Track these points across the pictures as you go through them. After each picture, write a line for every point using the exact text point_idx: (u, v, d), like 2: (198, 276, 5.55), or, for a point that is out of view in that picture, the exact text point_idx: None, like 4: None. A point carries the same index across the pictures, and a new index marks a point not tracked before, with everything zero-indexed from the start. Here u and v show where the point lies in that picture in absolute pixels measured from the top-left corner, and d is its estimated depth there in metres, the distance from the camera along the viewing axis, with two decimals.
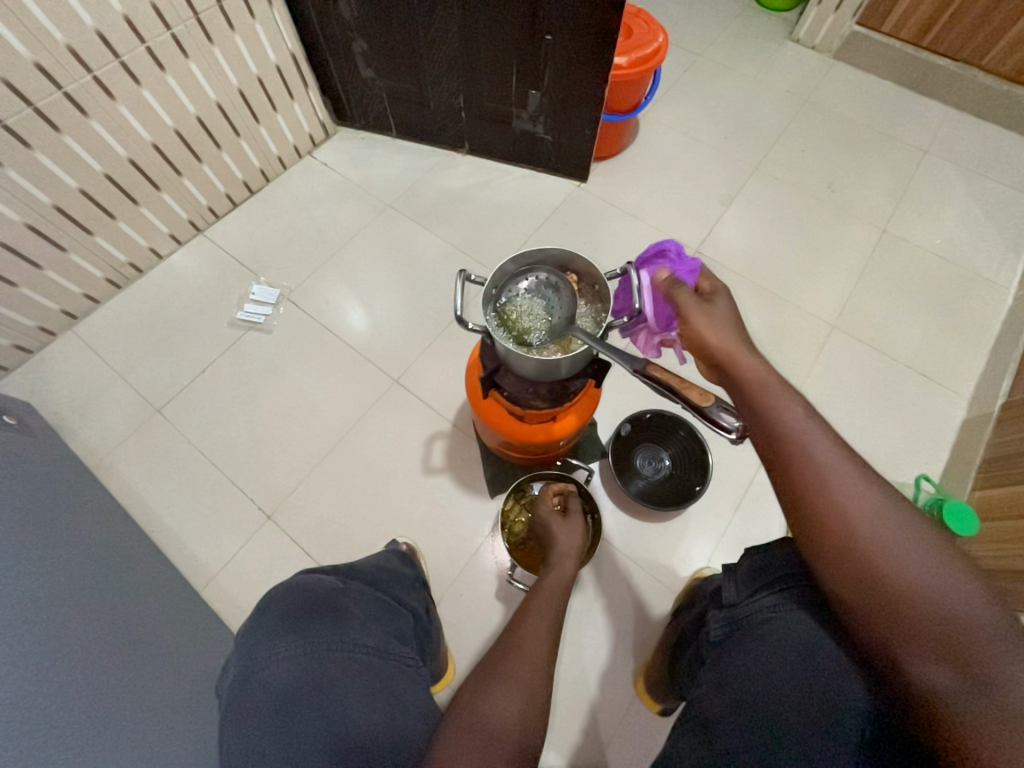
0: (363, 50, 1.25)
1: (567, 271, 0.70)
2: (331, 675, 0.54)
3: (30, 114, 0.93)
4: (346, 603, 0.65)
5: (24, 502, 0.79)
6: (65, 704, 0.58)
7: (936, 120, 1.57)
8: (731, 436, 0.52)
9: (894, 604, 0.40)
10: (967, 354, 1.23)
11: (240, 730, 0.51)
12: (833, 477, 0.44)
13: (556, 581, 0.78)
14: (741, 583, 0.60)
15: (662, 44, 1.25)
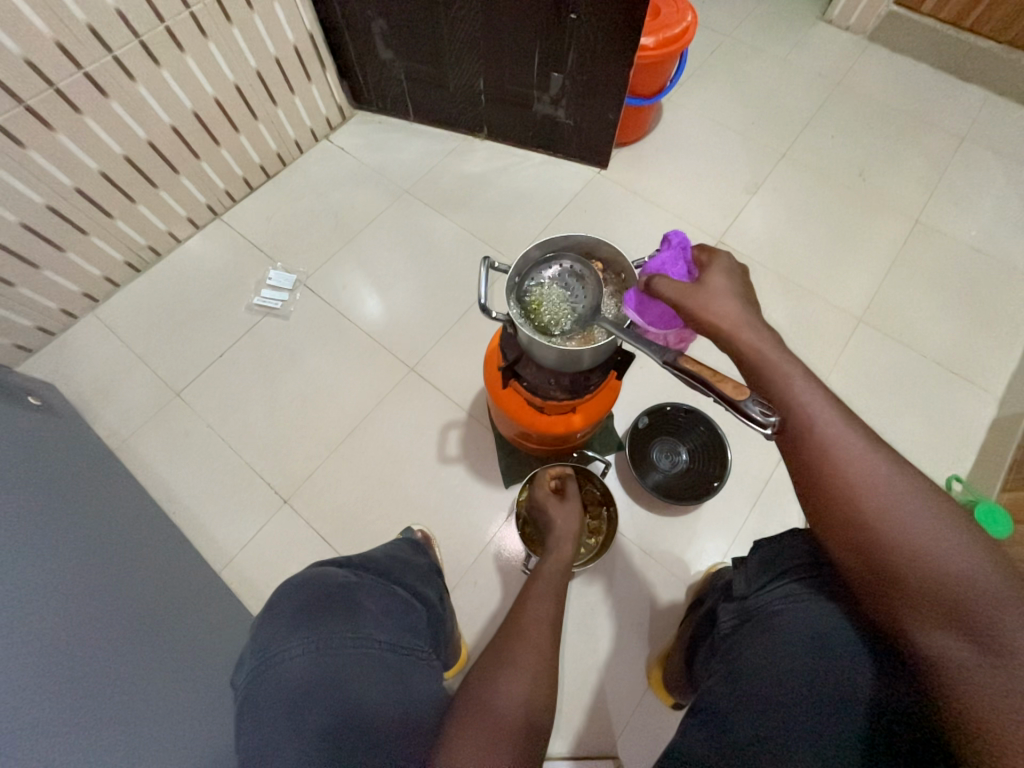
0: (382, 30, 1.22)
1: (592, 259, 0.69)
2: (349, 673, 0.54)
3: (51, 95, 0.93)
4: (360, 597, 0.63)
5: (50, 482, 0.81)
6: (87, 682, 0.59)
7: (975, 105, 1.50)
8: (764, 430, 0.47)
9: (903, 573, 0.40)
10: (1000, 350, 1.19)
11: (254, 723, 0.50)
12: (836, 448, 0.44)
13: (555, 567, 0.81)
14: (754, 575, 0.60)
15: (690, 24, 1.20)
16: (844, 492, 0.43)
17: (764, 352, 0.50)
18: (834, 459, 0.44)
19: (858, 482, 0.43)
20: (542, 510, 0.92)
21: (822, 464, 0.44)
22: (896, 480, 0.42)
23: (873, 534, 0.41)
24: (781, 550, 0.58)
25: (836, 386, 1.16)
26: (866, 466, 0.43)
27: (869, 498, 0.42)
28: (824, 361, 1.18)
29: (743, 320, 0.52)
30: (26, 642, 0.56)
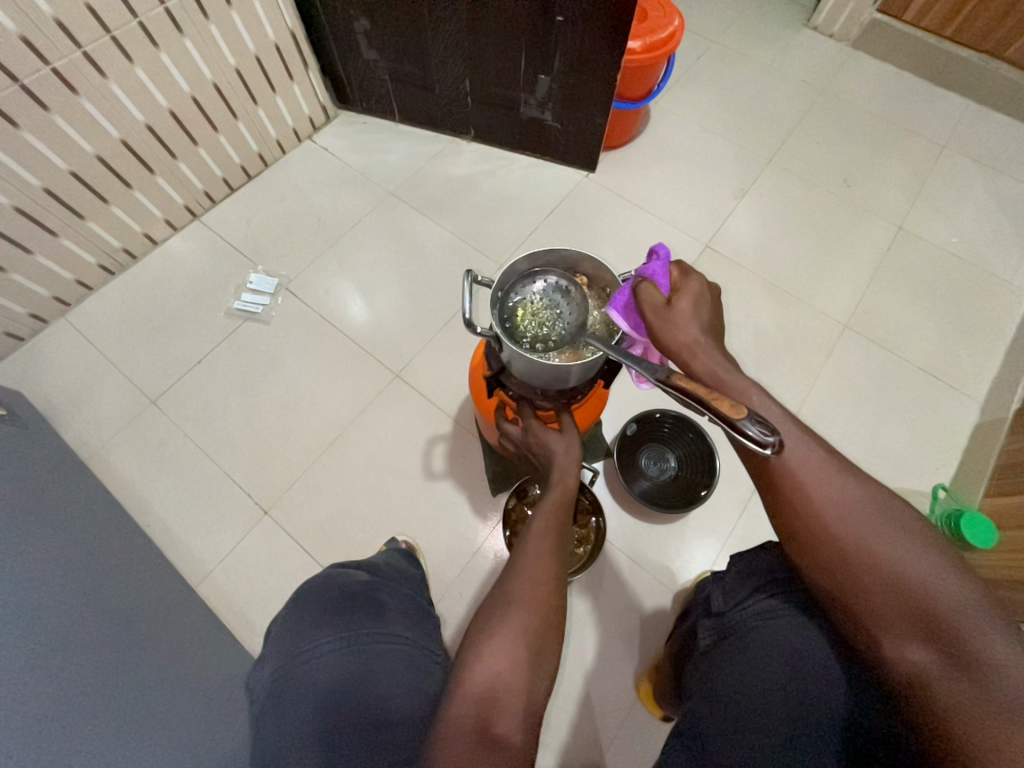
0: (366, 30, 1.20)
1: (576, 273, 0.68)
2: (372, 664, 0.56)
3: (17, 91, 0.89)
4: (381, 595, 0.66)
5: (14, 496, 0.77)
6: (62, 703, 0.56)
7: (956, 113, 1.52)
8: (767, 452, 0.42)
9: (870, 587, 0.39)
10: (981, 356, 1.21)
11: (283, 722, 0.52)
12: (799, 463, 0.43)
13: (557, 506, 0.62)
14: (731, 590, 0.58)
15: (677, 28, 1.20)
16: (809, 508, 0.42)
17: (718, 372, 0.50)
18: (798, 473, 0.43)
19: (822, 496, 0.42)
20: (540, 439, 0.71)
21: (787, 480, 0.43)
22: (858, 493, 0.42)
23: (839, 548, 0.41)
24: (757, 565, 0.57)
25: (822, 392, 1.16)
26: (829, 480, 0.42)
27: (832, 512, 0.41)
28: (810, 367, 1.19)
29: (702, 340, 0.52)
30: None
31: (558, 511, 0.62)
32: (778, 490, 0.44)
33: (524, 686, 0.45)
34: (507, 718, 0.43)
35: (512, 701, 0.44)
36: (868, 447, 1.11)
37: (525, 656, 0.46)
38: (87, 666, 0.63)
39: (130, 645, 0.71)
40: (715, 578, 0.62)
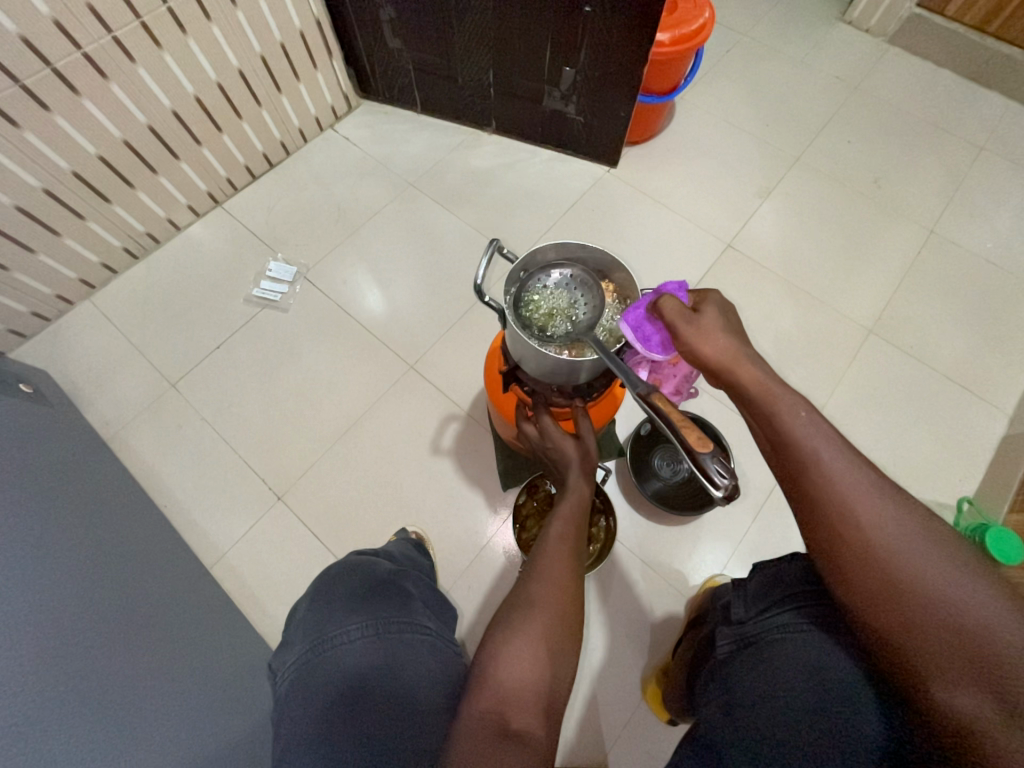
0: (391, 18, 1.19)
1: (604, 278, 0.66)
2: (401, 651, 0.56)
3: (49, 76, 0.90)
4: (406, 585, 0.67)
5: (36, 473, 0.78)
6: (79, 681, 0.58)
7: (996, 113, 1.47)
8: (721, 492, 0.46)
9: (919, 625, 0.38)
10: (1012, 367, 1.17)
11: (309, 708, 0.52)
12: (847, 490, 0.42)
13: (574, 505, 0.63)
14: (754, 600, 0.58)
15: (707, 20, 1.17)
16: (858, 542, 0.41)
17: (766, 383, 0.48)
18: (850, 502, 0.42)
19: (874, 531, 0.41)
20: (555, 443, 0.71)
21: (831, 507, 0.42)
22: (914, 532, 0.41)
23: (886, 582, 0.40)
24: (782, 576, 0.56)
25: (843, 399, 1.14)
26: (880, 512, 0.42)
27: (882, 546, 0.40)
28: (831, 372, 1.16)
29: (747, 351, 0.51)
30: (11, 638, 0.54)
31: (576, 516, 0.62)
32: (820, 518, 0.43)
33: (545, 683, 0.46)
34: (525, 713, 0.44)
35: (533, 697, 0.45)
36: (889, 457, 1.08)
37: (546, 654, 0.47)
38: (105, 640, 0.64)
39: (147, 621, 0.73)
40: (736, 588, 0.62)
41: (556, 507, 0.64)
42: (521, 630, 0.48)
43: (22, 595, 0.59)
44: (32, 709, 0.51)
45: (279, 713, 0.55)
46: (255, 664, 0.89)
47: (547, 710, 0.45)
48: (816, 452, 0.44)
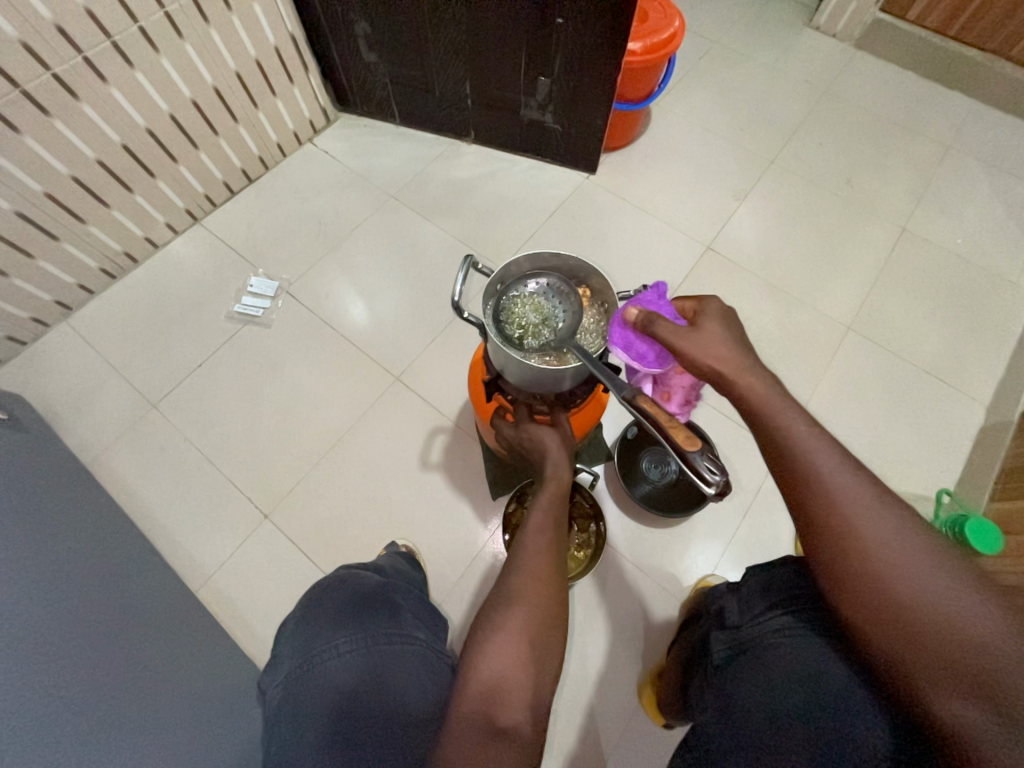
0: (366, 33, 1.20)
1: (580, 284, 0.66)
2: (390, 666, 0.55)
3: (18, 98, 0.89)
4: (395, 597, 0.66)
5: (11, 503, 0.77)
6: (57, 711, 0.56)
7: (961, 112, 1.51)
8: (711, 488, 0.47)
9: (906, 623, 0.38)
10: (987, 359, 1.19)
11: (296, 729, 0.51)
12: (837, 490, 0.44)
13: (553, 495, 0.63)
14: (748, 604, 0.59)
15: (678, 30, 1.19)
16: (845, 539, 0.42)
17: (767, 396, 0.50)
18: (842, 508, 0.43)
19: (862, 530, 0.42)
20: (532, 435, 0.71)
21: (823, 506, 0.44)
22: (906, 532, 0.41)
23: (873, 580, 0.40)
24: (778, 579, 0.57)
25: (825, 395, 1.15)
26: (870, 512, 0.42)
27: (871, 544, 0.41)
28: (813, 369, 1.18)
29: (745, 362, 0.52)
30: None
31: (556, 507, 0.62)
32: (814, 521, 0.44)
33: (529, 679, 0.45)
34: (510, 711, 0.43)
35: (517, 693, 0.44)
36: (872, 451, 1.10)
37: (529, 649, 0.47)
38: (87, 667, 0.63)
39: (132, 647, 0.72)
40: (732, 592, 0.63)
41: (537, 498, 0.64)
42: (504, 629, 0.48)
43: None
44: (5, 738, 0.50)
45: (268, 734, 0.54)
46: (245, 687, 0.87)
47: (532, 707, 0.44)
48: (815, 463, 0.45)
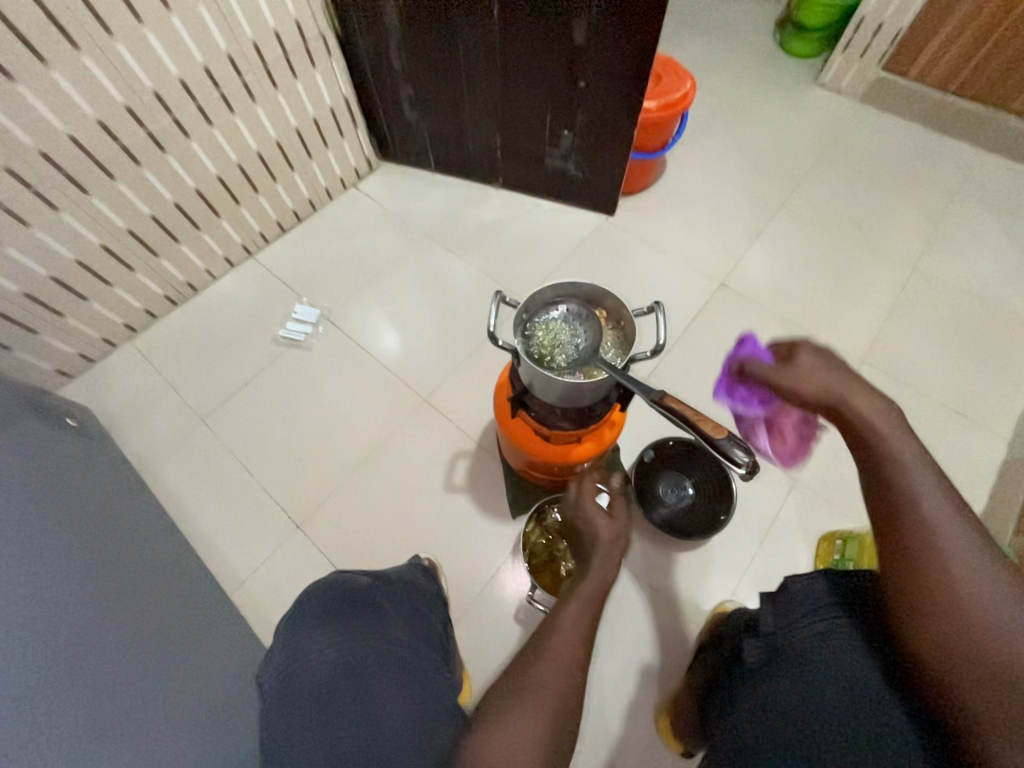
0: (409, 95, 1.36)
1: (597, 306, 0.73)
2: (365, 661, 0.59)
3: (117, 151, 1.05)
4: (379, 599, 0.71)
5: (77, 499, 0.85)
6: (97, 693, 0.60)
7: (967, 161, 1.58)
8: (742, 471, 0.51)
9: (956, 626, 0.41)
10: (1005, 394, 1.20)
11: (281, 715, 0.56)
12: (930, 520, 0.44)
13: (593, 588, 0.67)
14: (787, 611, 0.60)
15: (689, 89, 1.31)
16: (925, 548, 0.43)
17: (873, 423, 0.49)
18: (934, 535, 0.43)
19: (944, 542, 0.43)
20: (588, 516, 0.79)
21: (903, 508, 0.45)
22: (985, 556, 0.42)
23: (935, 584, 0.42)
24: (817, 587, 0.58)
25: (841, 426, 1.17)
26: (952, 531, 0.43)
27: (946, 555, 0.42)
28: None
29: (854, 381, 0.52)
30: (32, 645, 0.57)
31: (596, 599, 0.65)
32: (903, 543, 0.44)
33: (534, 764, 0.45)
34: None
35: None
36: None
37: (543, 738, 0.47)
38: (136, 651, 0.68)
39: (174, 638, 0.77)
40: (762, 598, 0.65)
41: (576, 587, 0.68)
42: (523, 708, 0.49)
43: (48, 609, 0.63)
44: (43, 710, 0.54)
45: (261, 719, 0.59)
46: None
47: None
48: (915, 488, 0.45)
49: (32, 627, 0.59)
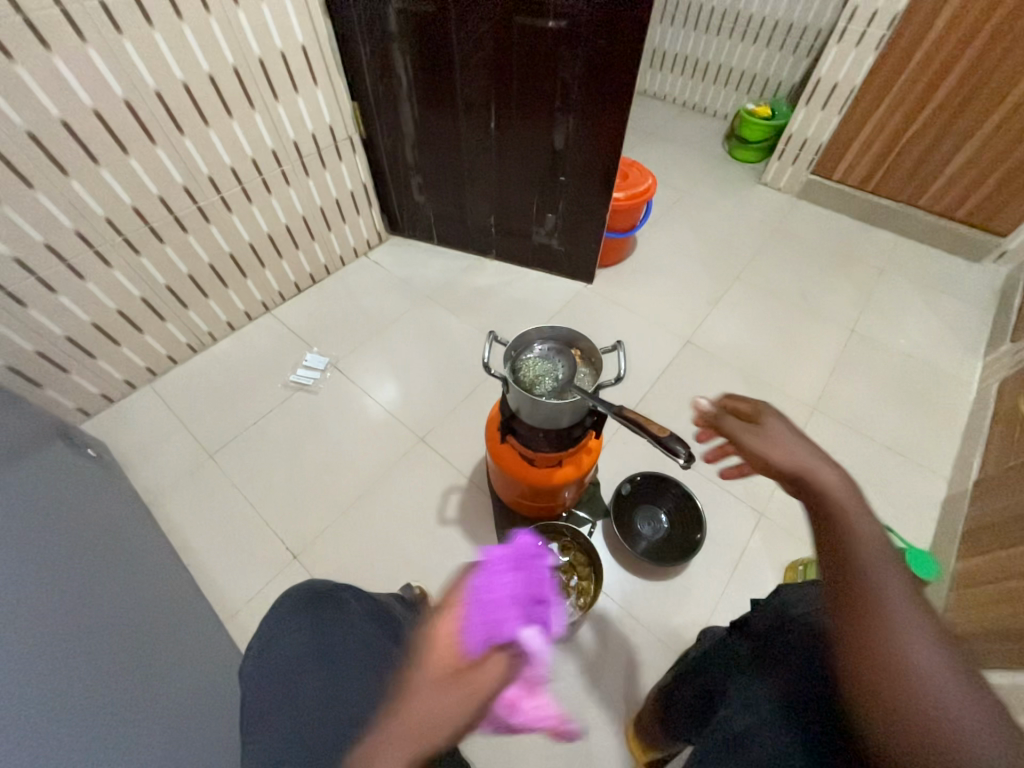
0: (418, 182, 1.62)
1: (573, 346, 0.88)
2: (334, 648, 0.62)
3: (170, 221, 1.24)
4: (346, 597, 0.72)
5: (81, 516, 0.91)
6: (101, 680, 0.63)
7: (889, 245, 1.87)
8: (681, 460, 0.64)
9: (906, 719, 0.34)
10: (941, 438, 1.35)
11: (249, 698, 0.57)
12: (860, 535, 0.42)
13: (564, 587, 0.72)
14: (779, 611, 0.59)
15: (650, 185, 1.59)
16: (876, 603, 0.38)
17: (824, 472, 0.47)
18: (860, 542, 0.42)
19: (896, 626, 0.37)
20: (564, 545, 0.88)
21: (850, 577, 0.41)
22: (957, 659, 0.35)
23: (882, 666, 0.36)
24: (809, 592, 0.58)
25: None
26: (910, 619, 0.37)
27: (896, 637, 0.36)
28: None
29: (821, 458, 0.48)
30: (56, 633, 0.62)
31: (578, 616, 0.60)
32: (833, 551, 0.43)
33: None
34: None
35: None
36: None
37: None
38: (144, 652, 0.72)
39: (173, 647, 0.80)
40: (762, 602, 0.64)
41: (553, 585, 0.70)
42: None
43: (37, 600, 0.65)
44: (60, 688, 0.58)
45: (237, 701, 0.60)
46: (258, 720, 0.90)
47: None
48: (846, 507, 0.45)
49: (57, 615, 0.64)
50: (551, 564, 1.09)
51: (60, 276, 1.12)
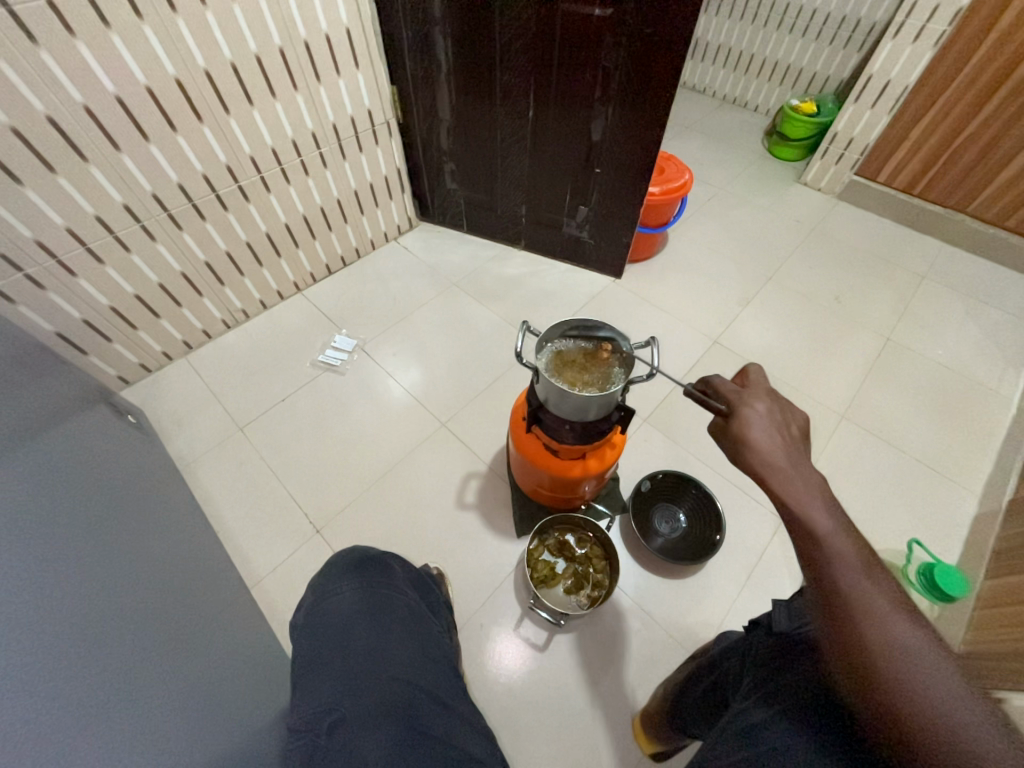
0: (451, 169, 1.63)
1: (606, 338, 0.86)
2: (381, 606, 0.66)
3: (212, 198, 1.27)
4: (392, 562, 0.76)
5: (124, 479, 0.95)
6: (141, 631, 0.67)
7: (932, 252, 1.80)
8: None
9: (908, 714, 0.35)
10: (975, 454, 1.31)
11: (309, 640, 0.61)
12: (840, 560, 0.42)
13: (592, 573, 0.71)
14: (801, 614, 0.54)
15: (687, 180, 1.56)
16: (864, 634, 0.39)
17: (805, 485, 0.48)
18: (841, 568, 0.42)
19: (900, 658, 0.37)
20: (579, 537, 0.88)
21: (823, 580, 0.42)
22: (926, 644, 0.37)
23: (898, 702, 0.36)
24: None
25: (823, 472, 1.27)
26: (882, 614, 0.39)
27: (905, 670, 0.36)
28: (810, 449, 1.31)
29: (783, 457, 0.51)
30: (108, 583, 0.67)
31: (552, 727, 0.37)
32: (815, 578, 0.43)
33: None
34: None
35: None
36: (868, 527, 1.19)
37: None
38: (180, 609, 0.76)
39: (205, 607, 0.84)
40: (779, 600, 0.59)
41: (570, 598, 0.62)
42: None
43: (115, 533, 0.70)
44: None
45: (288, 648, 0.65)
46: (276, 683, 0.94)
47: None
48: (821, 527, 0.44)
49: (104, 569, 0.68)
50: (567, 555, 1.10)
51: (108, 247, 1.17)
